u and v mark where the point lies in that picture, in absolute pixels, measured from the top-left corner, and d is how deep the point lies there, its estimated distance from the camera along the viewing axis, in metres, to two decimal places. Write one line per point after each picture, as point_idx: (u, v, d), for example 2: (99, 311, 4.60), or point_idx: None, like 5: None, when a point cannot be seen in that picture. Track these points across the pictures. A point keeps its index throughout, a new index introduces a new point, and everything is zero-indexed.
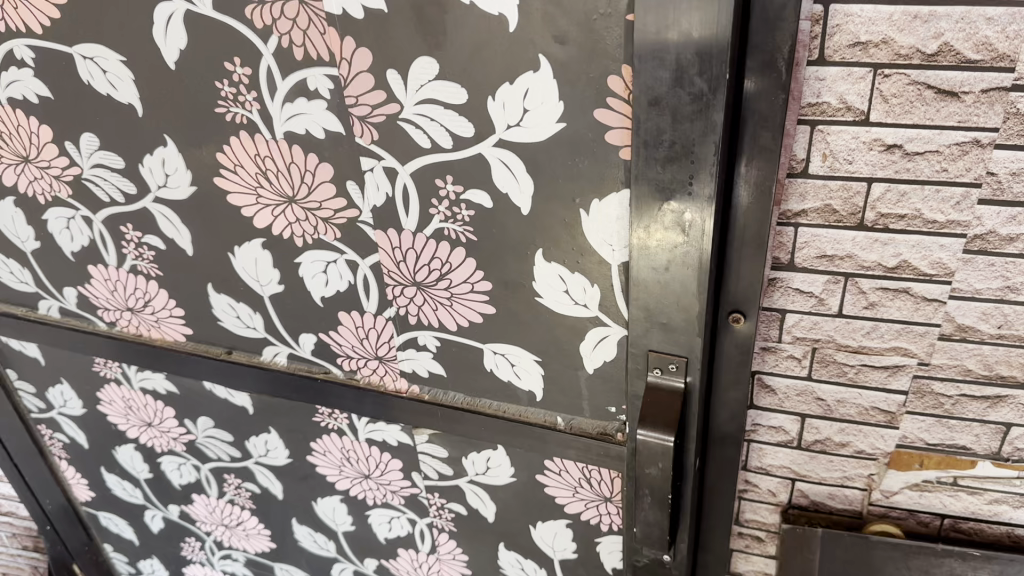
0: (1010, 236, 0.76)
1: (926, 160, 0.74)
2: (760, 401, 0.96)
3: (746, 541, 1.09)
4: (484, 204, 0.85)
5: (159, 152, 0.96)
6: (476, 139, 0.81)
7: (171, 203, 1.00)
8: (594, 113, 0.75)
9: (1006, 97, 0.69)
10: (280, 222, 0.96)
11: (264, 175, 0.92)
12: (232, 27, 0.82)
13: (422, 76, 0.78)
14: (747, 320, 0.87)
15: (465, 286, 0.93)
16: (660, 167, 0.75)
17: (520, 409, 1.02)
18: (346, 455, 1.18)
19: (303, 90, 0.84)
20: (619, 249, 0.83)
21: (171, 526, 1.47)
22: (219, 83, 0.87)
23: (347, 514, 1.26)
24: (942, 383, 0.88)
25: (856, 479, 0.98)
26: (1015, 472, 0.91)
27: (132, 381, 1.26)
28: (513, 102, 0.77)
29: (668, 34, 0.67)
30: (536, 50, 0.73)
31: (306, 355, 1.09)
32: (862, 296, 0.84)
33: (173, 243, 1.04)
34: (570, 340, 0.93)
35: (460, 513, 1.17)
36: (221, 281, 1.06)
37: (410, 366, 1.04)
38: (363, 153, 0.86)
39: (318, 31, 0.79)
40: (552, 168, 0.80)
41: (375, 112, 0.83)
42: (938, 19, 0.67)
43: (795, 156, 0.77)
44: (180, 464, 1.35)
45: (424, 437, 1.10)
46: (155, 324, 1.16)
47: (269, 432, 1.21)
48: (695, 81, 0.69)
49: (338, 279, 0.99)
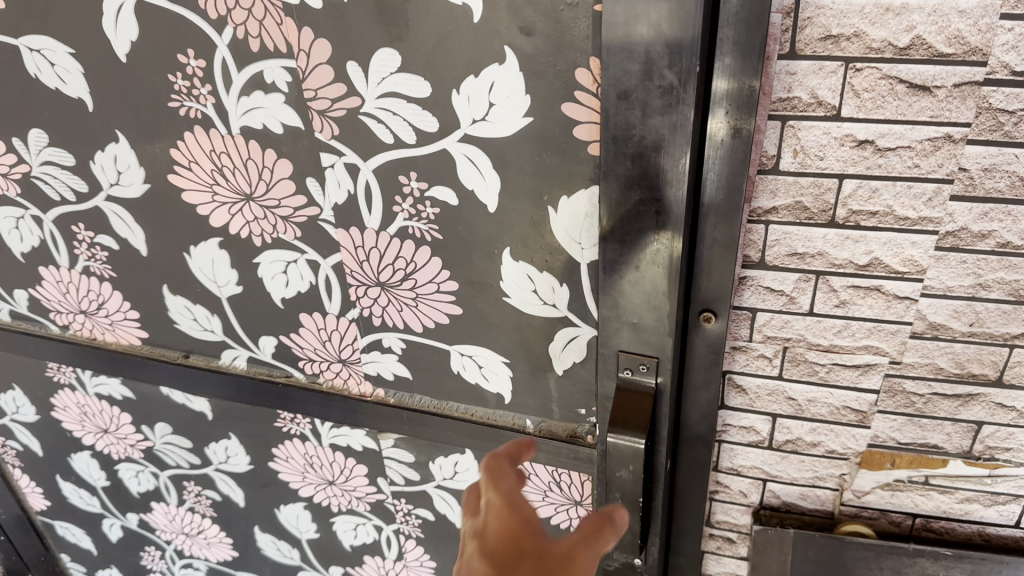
0: (983, 233, 0.75)
1: (898, 156, 0.73)
2: (731, 401, 0.95)
3: (718, 542, 1.08)
4: (449, 201, 0.83)
5: (110, 148, 0.92)
6: (441, 135, 0.78)
7: (124, 202, 0.96)
8: (562, 107, 0.73)
9: (978, 92, 0.68)
10: (237, 221, 0.93)
11: (220, 171, 0.89)
12: (185, 18, 0.79)
13: (384, 69, 0.76)
14: (718, 319, 0.86)
15: (430, 285, 0.90)
16: (630, 163, 0.72)
17: (487, 412, 0.99)
18: (310, 461, 1.15)
19: (259, 83, 0.81)
20: (588, 247, 0.81)
21: (130, 534, 1.42)
22: (173, 76, 0.84)
23: (311, 522, 1.22)
24: (914, 382, 0.87)
25: (828, 479, 0.97)
26: (987, 471, 0.91)
27: (87, 387, 1.21)
28: (478, 96, 0.75)
29: (637, 26, 0.65)
30: (501, 42, 0.71)
31: (265, 358, 1.05)
32: (833, 295, 0.83)
33: (127, 243, 1.00)
34: (539, 341, 0.90)
35: (428, 519, 1.13)
36: (177, 282, 1.02)
37: (374, 369, 1.01)
38: (322, 148, 0.83)
39: (274, 21, 0.76)
40: (519, 164, 0.78)
41: (335, 106, 0.80)
42: (910, 12, 0.66)
43: (766, 153, 0.76)
44: (138, 472, 1.30)
45: (389, 442, 1.07)
46: (109, 328, 1.12)
47: (229, 439, 1.17)
48: (665, 73, 0.66)
49: (298, 280, 0.95)
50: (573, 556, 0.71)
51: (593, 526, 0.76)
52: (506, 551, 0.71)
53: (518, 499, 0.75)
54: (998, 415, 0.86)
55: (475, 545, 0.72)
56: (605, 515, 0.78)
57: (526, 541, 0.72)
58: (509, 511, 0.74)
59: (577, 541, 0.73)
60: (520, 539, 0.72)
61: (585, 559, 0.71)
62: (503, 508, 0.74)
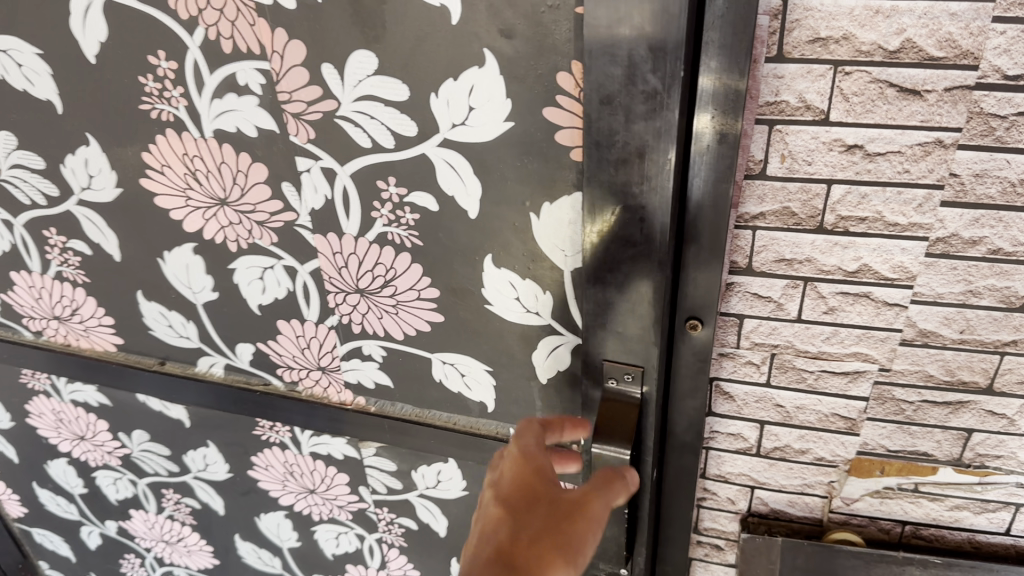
0: (974, 239, 0.74)
1: (888, 161, 0.71)
2: (718, 408, 0.93)
3: (706, 549, 1.06)
4: (429, 207, 0.81)
5: (81, 151, 0.90)
6: (420, 139, 0.76)
7: (96, 206, 0.94)
8: (543, 111, 0.71)
9: (969, 96, 0.66)
10: (212, 226, 0.90)
11: (193, 175, 0.87)
12: (155, 19, 0.77)
13: (360, 71, 0.73)
14: (704, 327, 0.85)
15: (411, 292, 0.88)
16: (613, 169, 0.70)
17: (470, 420, 0.97)
18: (290, 469, 1.12)
19: (232, 86, 0.78)
20: (572, 254, 0.79)
21: (109, 542, 1.39)
22: (143, 78, 0.81)
23: (292, 530, 1.20)
24: (904, 390, 0.85)
25: (817, 486, 0.95)
26: (977, 478, 0.89)
27: (62, 394, 1.19)
28: (457, 100, 0.72)
29: (620, 28, 0.63)
30: (480, 45, 0.69)
31: (243, 365, 1.03)
32: (821, 301, 0.81)
33: (100, 249, 0.98)
34: (523, 349, 0.88)
35: (411, 528, 1.11)
36: (151, 288, 0.99)
37: (355, 377, 0.98)
38: (298, 152, 0.81)
39: (247, 22, 0.74)
40: (501, 170, 0.76)
41: (311, 109, 0.77)
42: (900, 15, 0.64)
43: (753, 158, 0.74)
44: (116, 479, 1.28)
45: (371, 450, 1.05)
46: (84, 334, 1.09)
47: (207, 446, 1.15)
48: (649, 78, 0.64)
49: (275, 287, 0.93)
50: (583, 504, 0.69)
51: (612, 483, 0.72)
52: (519, 499, 0.71)
53: (540, 452, 0.75)
54: (988, 423, 0.85)
55: (495, 494, 0.73)
56: (626, 475, 0.74)
57: (541, 489, 0.71)
58: (527, 461, 0.74)
59: (590, 491, 0.71)
60: (534, 487, 0.71)
61: (596, 508, 0.69)
62: (524, 459, 0.74)
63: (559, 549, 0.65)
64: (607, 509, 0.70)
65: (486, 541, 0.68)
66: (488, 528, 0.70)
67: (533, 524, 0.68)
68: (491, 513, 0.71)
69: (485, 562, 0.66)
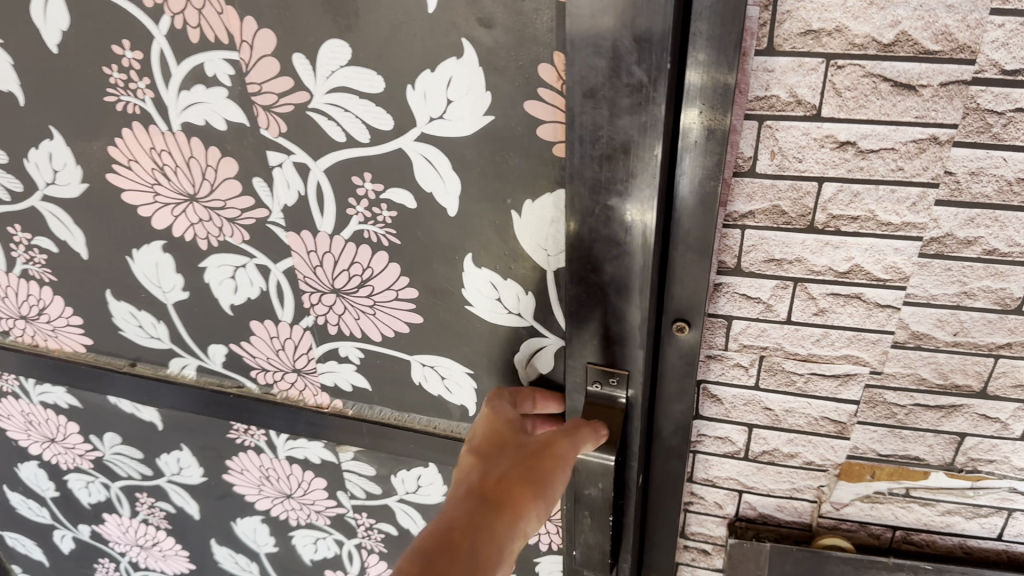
0: (969, 239, 0.71)
1: (881, 158, 0.69)
2: (706, 411, 0.90)
3: (692, 554, 1.03)
4: (406, 204, 0.77)
5: (45, 145, 0.86)
6: (396, 133, 0.73)
7: (62, 202, 0.90)
8: (524, 104, 0.68)
9: (966, 92, 0.64)
10: (181, 223, 0.87)
11: (161, 170, 0.83)
12: (119, 6, 0.73)
13: (333, 62, 0.70)
14: (692, 329, 0.82)
15: (388, 293, 0.85)
16: (597, 165, 0.67)
17: (450, 424, 0.94)
18: (266, 473, 1.09)
19: (200, 77, 0.75)
20: (555, 253, 0.76)
21: (82, 546, 1.36)
22: (108, 69, 0.78)
23: (269, 535, 1.17)
24: (895, 394, 0.83)
25: (806, 490, 0.92)
26: (970, 483, 0.87)
27: (31, 395, 1.15)
28: (434, 92, 0.69)
29: (604, 18, 0.60)
30: (458, 34, 0.66)
31: (216, 367, 1.00)
32: (812, 302, 0.78)
33: (67, 246, 0.94)
34: (504, 351, 0.85)
35: (390, 533, 1.08)
36: (121, 287, 0.96)
37: (331, 380, 0.95)
38: (269, 146, 0.78)
39: (214, 10, 0.71)
40: (480, 165, 0.73)
41: (282, 101, 0.74)
42: (894, 6, 0.62)
43: (742, 155, 0.71)
44: (88, 482, 1.24)
45: (349, 455, 1.02)
46: (51, 334, 1.05)
47: (181, 450, 1.12)
48: (634, 70, 0.61)
49: (247, 286, 0.90)
50: (550, 444, 0.70)
51: (578, 430, 0.75)
52: (491, 448, 0.72)
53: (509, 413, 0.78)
54: (981, 427, 0.82)
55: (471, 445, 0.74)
56: (595, 427, 0.77)
57: (510, 441, 0.73)
58: (497, 421, 0.76)
59: (557, 434, 0.72)
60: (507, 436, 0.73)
61: (562, 447, 0.70)
62: (494, 421, 0.76)
63: (533, 479, 0.67)
64: (574, 450, 0.72)
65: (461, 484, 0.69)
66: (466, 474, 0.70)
67: (503, 465, 0.69)
68: (463, 463, 0.71)
69: (462, 497, 0.66)
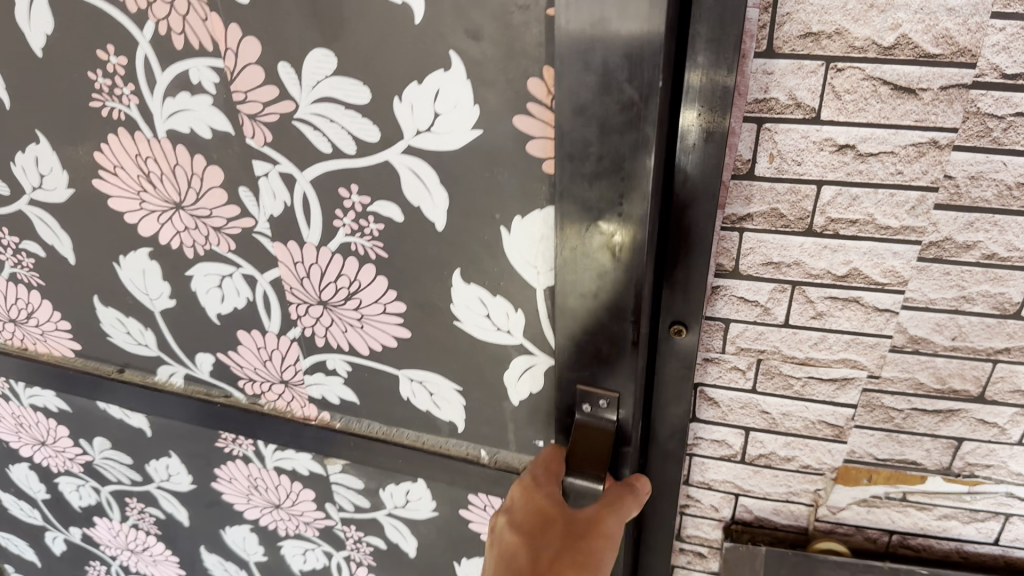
0: (967, 244, 0.70)
1: (880, 161, 0.67)
2: (703, 413, 0.89)
3: (688, 557, 1.02)
4: (394, 217, 0.76)
5: (31, 149, 0.85)
6: (383, 145, 0.71)
7: (49, 207, 0.89)
8: (513, 120, 0.67)
9: (966, 95, 0.63)
10: (167, 231, 0.86)
11: (147, 177, 0.82)
12: (104, 11, 0.72)
13: (319, 71, 0.69)
14: (689, 332, 0.81)
15: (376, 306, 0.83)
16: (587, 184, 0.66)
17: (438, 441, 0.93)
18: (254, 482, 1.08)
19: (185, 84, 0.74)
20: (544, 272, 0.75)
21: (73, 548, 1.35)
22: (93, 74, 0.76)
23: (258, 544, 1.16)
24: (893, 397, 0.82)
25: (802, 494, 0.92)
26: (966, 488, 0.86)
27: (21, 398, 1.14)
28: (422, 104, 0.68)
29: (593, 33, 0.59)
30: (446, 46, 0.64)
31: (203, 376, 0.98)
32: (809, 306, 0.77)
33: (54, 251, 0.93)
34: (494, 368, 0.84)
35: (379, 546, 1.08)
36: (108, 292, 0.95)
37: (319, 393, 0.94)
38: (255, 156, 0.76)
39: (198, 17, 0.69)
40: (469, 180, 0.71)
41: (267, 110, 0.73)
42: (895, 9, 0.61)
43: (740, 157, 0.70)
44: (79, 485, 1.23)
45: (337, 467, 1.01)
46: (40, 338, 1.04)
47: (170, 457, 1.11)
48: (625, 87, 0.60)
49: (234, 296, 0.89)
50: (599, 522, 0.75)
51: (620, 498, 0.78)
52: (530, 522, 0.76)
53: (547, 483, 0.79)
54: (979, 431, 0.82)
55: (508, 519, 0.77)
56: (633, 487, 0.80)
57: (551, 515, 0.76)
58: (534, 492, 0.78)
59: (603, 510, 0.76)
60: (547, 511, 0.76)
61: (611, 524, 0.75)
62: (529, 493, 0.78)
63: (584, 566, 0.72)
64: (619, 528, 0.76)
65: (512, 566, 0.73)
66: (508, 549, 0.74)
67: (552, 548, 0.73)
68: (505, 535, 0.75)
69: None
